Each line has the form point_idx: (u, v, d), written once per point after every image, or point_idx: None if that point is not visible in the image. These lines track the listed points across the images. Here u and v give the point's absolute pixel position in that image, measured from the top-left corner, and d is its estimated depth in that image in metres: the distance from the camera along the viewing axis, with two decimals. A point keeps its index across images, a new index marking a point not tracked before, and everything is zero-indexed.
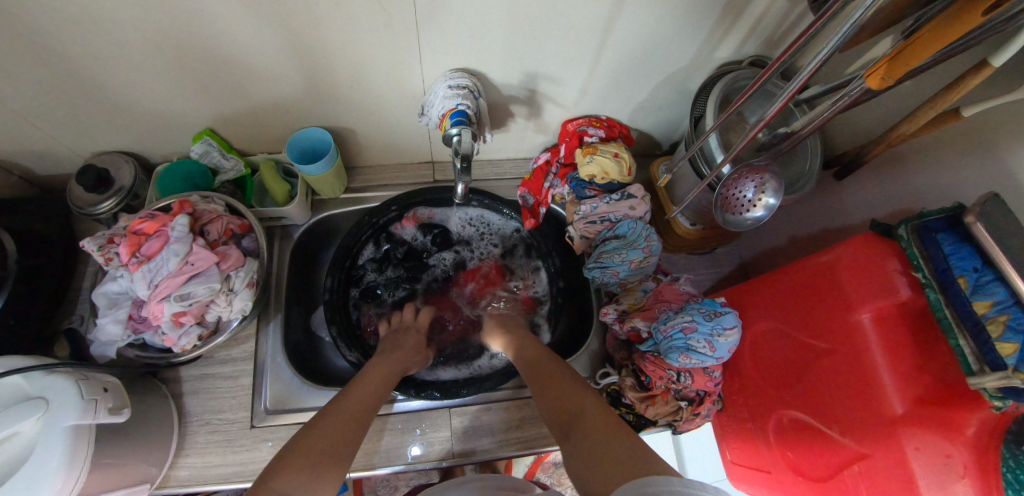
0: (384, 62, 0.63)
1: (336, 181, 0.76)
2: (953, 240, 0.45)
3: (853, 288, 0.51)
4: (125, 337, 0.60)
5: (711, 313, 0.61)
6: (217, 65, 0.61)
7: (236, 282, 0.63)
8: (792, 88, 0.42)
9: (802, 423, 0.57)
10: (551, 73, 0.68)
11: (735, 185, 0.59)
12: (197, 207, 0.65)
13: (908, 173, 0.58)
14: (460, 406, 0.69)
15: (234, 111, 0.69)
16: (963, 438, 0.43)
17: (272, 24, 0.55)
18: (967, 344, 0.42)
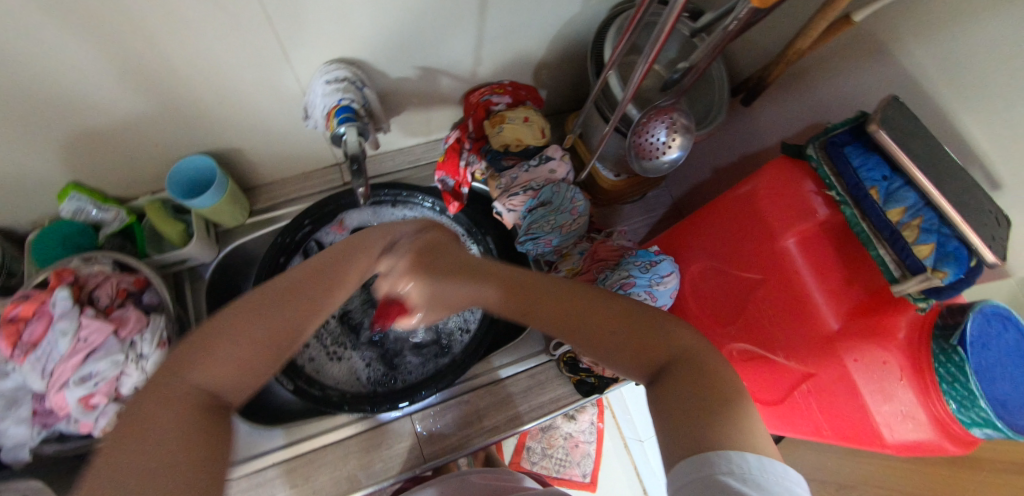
0: (246, 69, 0.56)
1: (235, 207, 0.69)
2: (859, 151, 0.44)
3: (774, 216, 0.51)
4: (35, 435, 0.55)
5: (648, 264, 0.59)
6: (48, 113, 0.52)
7: (143, 347, 0.57)
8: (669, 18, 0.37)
9: (749, 355, 0.57)
10: (438, 46, 0.62)
11: (646, 130, 0.56)
12: (79, 273, 0.58)
13: (810, 83, 0.56)
14: (421, 411, 0.67)
15: (92, 157, 0.61)
16: (895, 342, 0.44)
17: (95, 50, 0.47)
18: (886, 251, 0.42)
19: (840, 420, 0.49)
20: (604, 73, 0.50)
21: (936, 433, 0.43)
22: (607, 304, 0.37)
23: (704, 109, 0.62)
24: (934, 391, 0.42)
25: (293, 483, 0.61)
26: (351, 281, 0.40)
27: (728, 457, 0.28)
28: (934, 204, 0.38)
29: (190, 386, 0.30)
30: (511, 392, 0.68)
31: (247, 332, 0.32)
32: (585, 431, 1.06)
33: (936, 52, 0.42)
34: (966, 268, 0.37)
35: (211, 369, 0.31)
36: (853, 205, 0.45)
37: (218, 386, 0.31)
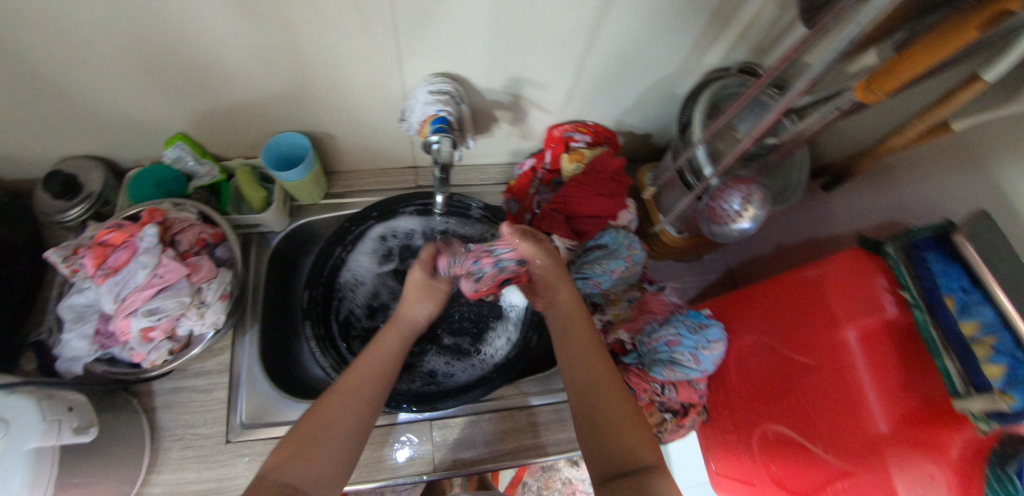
0: (363, 67, 0.61)
1: (314, 187, 0.73)
2: (942, 259, 0.44)
3: (840, 306, 0.51)
4: (92, 353, 0.58)
5: (696, 326, 0.60)
6: (187, 70, 0.58)
7: (208, 294, 0.60)
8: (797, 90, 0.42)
9: (786, 439, 0.56)
10: (535, 78, 0.66)
11: (722, 197, 0.58)
12: (168, 215, 0.62)
13: (898, 184, 0.57)
14: (442, 419, 0.68)
15: (208, 116, 0.67)
16: (945, 456, 0.43)
17: (243, 25, 0.52)
18: (953, 363, 0.42)
19: None
20: (693, 144, 0.57)
21: None
22: (614, 395, 0.48)
23: (781, 187, 0.63)
24: None
25: None
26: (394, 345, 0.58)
27: None
28: (1010, 325, 0.38)
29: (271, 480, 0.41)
30: (534, 421, 0.69)
31: (345, 400, 0.49)
32: (584, 480, 1.04)
33: None
34: None
35: (299, 468, 0.43)
36: (926, 310, 0.44)
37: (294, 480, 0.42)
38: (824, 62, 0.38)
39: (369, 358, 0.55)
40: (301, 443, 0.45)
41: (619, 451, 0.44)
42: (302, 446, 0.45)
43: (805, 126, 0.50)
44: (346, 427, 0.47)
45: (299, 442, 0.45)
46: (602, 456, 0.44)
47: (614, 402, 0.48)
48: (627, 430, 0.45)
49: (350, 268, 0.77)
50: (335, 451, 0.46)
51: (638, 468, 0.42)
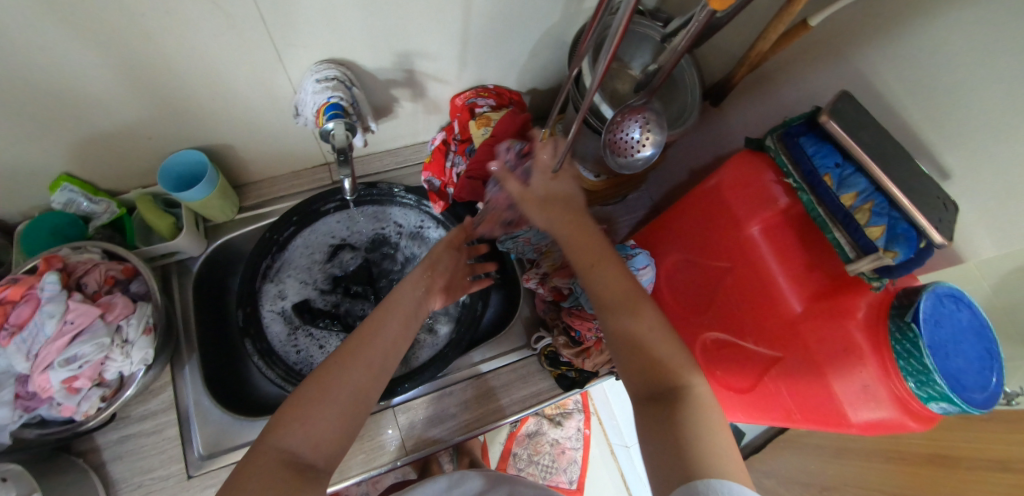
0: (239, 67, 0.59)
1: (225, 203, 0.71)
2: (813, 141, 0.47)
3: (738, 207, 0.54)
4: (17, 418, 0.54)
5: (624, 258, 0.61)
6: (47, 104, 0.54)
7: (130, 331, 0.58)
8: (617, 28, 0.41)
9: (722, 344, 0.59)
10: (424, 49, 0.66)
11: (621, 128, 0.59)
12: (68, 260, 0.59)
13: (777, 85, 0.60)
14: (404, 404, 0.67)
15: (87, 149, 0.63)
16: (855, 321, 0.46)
17: (94, 43, 0.49)
18: (842, 235, 0.45)
19: (805, 399, 0.51)
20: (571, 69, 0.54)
21: (896, 410, 0.43)
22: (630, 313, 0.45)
23: (677, 111, 0.66)
24: (893, 370, 0.43)
25: None
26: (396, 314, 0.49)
27: (711, 484, 0.33)
28: (882, 188, 0.41)
29: (275, 447, 0.39)
30: (492, 386, 0.69)
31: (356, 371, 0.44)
32: (571, 437, 1.07)
33: (885, 49, 0.46)
34: (915, 249, 0.39)
35: (305, 434, 0.40)
36: (810, 192, 0.48)
37: (297, 446, 0.39)
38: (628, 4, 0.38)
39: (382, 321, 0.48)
40: (312, 395, 0.42)
41: (654, 353, 0.43)
42: (307, 410, 0.41)
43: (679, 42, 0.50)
44: (351, 402, 0.43)
45: (309, 394, 0.42)
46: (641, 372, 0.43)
47: (632, 310, 0.46)
48: (657, 334, 0.44)
49: (278, 268, 0.75)
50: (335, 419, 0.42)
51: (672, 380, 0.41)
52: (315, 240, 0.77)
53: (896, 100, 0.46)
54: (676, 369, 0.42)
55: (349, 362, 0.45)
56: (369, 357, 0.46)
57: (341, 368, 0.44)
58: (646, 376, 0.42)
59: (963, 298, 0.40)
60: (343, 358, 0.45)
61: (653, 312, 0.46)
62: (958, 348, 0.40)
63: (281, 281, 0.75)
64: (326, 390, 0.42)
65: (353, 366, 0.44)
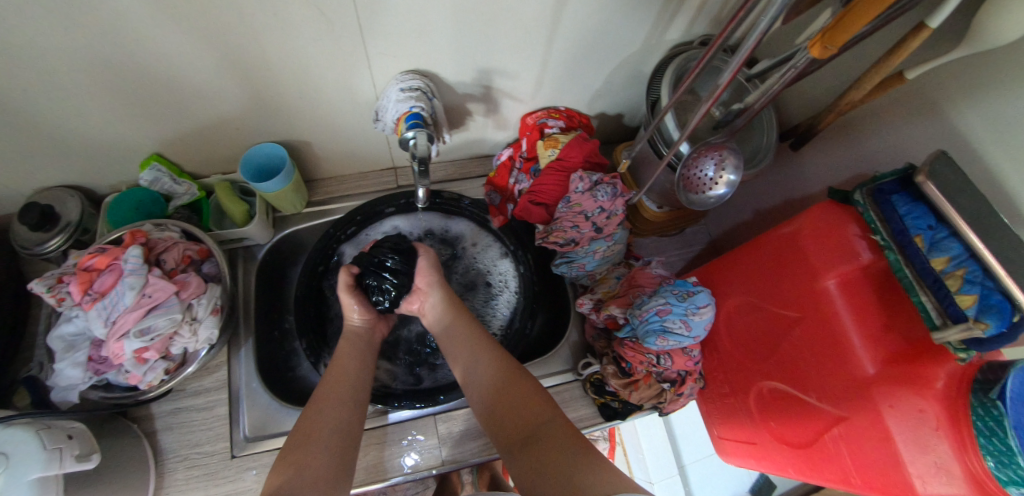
0: (330, 71, 0.61)
1: (295, 196, 0.73)
2: (905, 201, 0.46)
3: (817, 257, 0.52)
4: (86, 380, 0.57)
5: (685, 294, 0.62)
6: (154, 87, 0.58)
7: (200, 310, 0.60)
8: (737, 61, 0.42)
9: (781, 394, 0.58)
10: (505, 68, 0.67)
11: (696, 165, 0.60)
12: (151, 236, 0.62)
13: (862, 137, 0.59)
14: (445, 412, 0.69)
15: (182, 134, 0.67)
16: (933, 391, 0.44)
17: (204, 37, 0.52)
18: (930, 300, 0.43)
19: (868, 463, 0.49)
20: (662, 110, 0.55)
21: (971, 489, 0.42)
22: (509, 395, 0.54)
23: (752, 150, 0.67)
24: (971, 447, 0.42)
25: None
26: (354, 351, 0.62)
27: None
28: (978, 256, 0.40)
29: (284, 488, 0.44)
30: None
31: (325, 407, 0.52)
32: None
33: (997, 113, 0.44)
34: (1009, 322, 0.38)
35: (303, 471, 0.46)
36: (897, 251, 0.46)
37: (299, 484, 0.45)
38: (760, 34, 0.39)
39: (337, 368, 0.58)
40: (300, 444, 0.49)
41: (538, 431, 0.49)
42: (297, 456, 0.47)
43: (771, 84, 0.51)
44: (342, 416, 0.53)
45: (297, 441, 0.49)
46: (517, 431, 0.50)
47: (518, 394, 0.54)
48: (531, 414, 0.51)
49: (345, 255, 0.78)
50: (323, 452, 0.49)
51: (543, 437, 0.48)
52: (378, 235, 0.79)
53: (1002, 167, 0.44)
54: (559, 431, 0.48)
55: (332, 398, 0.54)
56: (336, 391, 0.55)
57: (311, 408, 0.53)
58: (523, 454, 0.47)
59: None
60: (319, 395, 0.54)
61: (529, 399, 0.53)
62: None
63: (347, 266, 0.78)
64: (308, 428, 0.50)
65: (333, 398, 0.54)
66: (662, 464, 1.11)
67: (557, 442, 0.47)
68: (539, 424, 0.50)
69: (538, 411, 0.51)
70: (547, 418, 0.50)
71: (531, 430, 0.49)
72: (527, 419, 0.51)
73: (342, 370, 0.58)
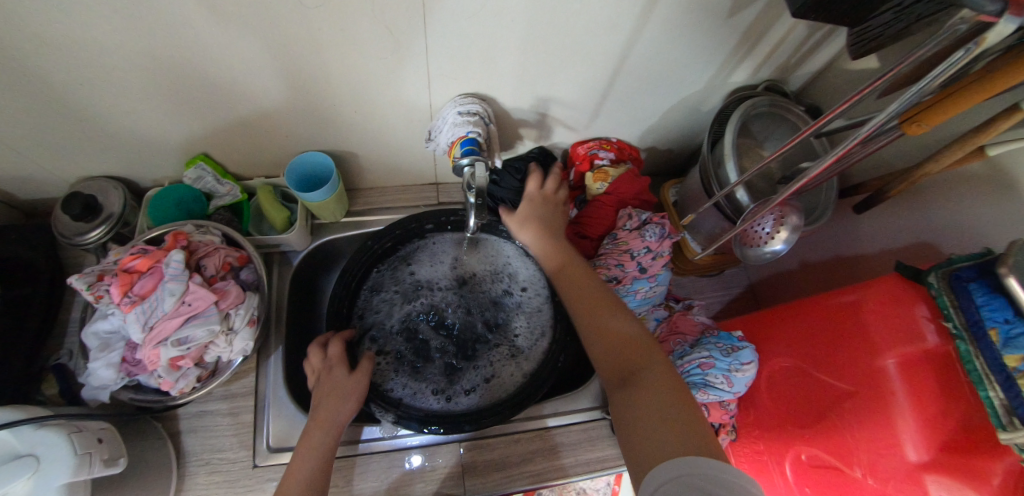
0: (389, 88, 0.60)
1: (337, 206, 0.72)
2: (984, 289, 0.43)
3: (878, 334, 0.51)
4: (118, 381, 0.56)
5: (729, 349, 0.61)
6: (210, 88, 0.57)
7: (236, 321, 0.58)
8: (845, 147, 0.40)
9: (821, 465, 0.56)
10: (564, 97, 0.66)
11: (753, 219, 0.59)
12: (192, 239, 0.61)
13: (930, 206, 0.57)
14: (470, 440, 0.68)
15: (232, 136, 0.66)
16: (988, 487, 0.42)
17: (270, 44, 0.51)
18: (998, 395, 0.41)
19: None
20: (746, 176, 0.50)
21: None
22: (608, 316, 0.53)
23: (809, 205, 0.66)
24: None
25: (336, 483, 0.63)
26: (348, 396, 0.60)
27: (698, 463, 0.38)
28: None
29: None
30: (558, 442, 0.69)
31: (305, 458, 0.52)
32: None
33: None
34: None
35: None
36: (969, 341, 0.44)
37: None
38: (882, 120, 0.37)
39: (326, 408, 0.57)
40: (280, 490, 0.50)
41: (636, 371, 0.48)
42: None
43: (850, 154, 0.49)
44: (316, 470, 0.52)
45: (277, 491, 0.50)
46: (618, 366, 0.50)
47: (619, 326, 0.52)
48: (634, 350, 0.50)
49: (388, 267, 0.77)
50: None
51: (647, 378, 0.47)
52: (422, 251, 0.79)
53: None
54: (663, 379, 0.47)
55: (314, 447, 0.53)
56: (319, 443, 0.54)
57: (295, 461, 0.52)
58: (633, 394, 0.47)
59: None
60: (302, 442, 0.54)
61: (629, 338, 0.51)
62: None
63: (387, 277, 0.78)
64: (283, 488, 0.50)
65: (315, 446, 0.53)
66: None
67: (660, 385, 0.46)
68: (632, 365, 0.49)
69: (637, 344, 0.50)
70: (654, 360, 0.49)
71: (642, 365, 0.48)
72: (634, 351, 0.50)
73: (331, 414, 0.57)
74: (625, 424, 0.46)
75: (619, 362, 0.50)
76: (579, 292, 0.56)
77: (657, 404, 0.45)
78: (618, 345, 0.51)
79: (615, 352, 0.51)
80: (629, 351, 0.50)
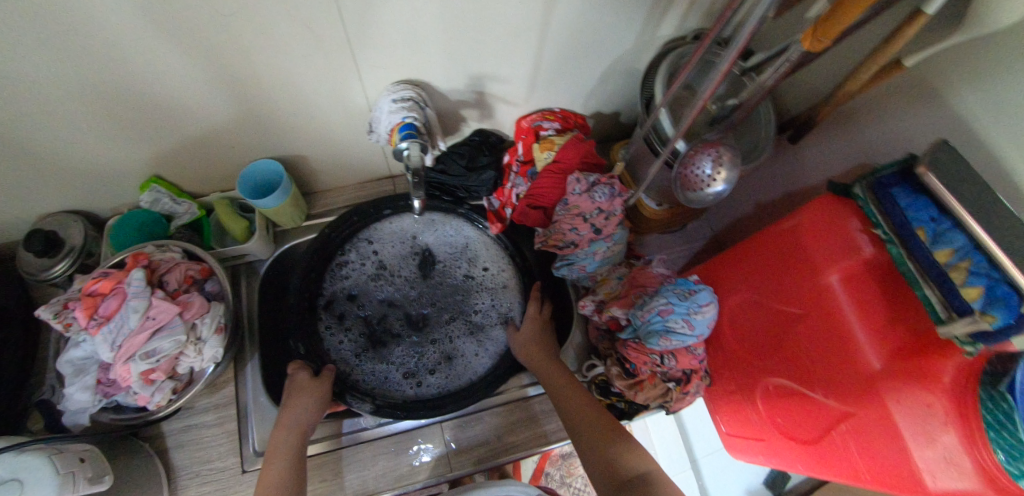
0: (321, 86, 0.61)
1: (294, 211, 0.74)
2: (907, 193, 0.45)
3: (818, 251, 0.52)
4: (96, 403, 0.57)
5: (686, 293, 0.62)
6: (148, 109, 0.58)
7: (203, 330, 0.60)
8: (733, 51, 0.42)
9: (786, 391, 0.57)
10: (496, 73, 0.67)
11: (693, 163, 0.59)
12: (153, 257, 0.62)
13: (860, 127, 0.59)
14: (452, 419, 0.69)
15: (179, 155, 0.67)
16: (941, 387, 0.43)
17: (197, 57, 0.52)
18: (933, 292, 0.42)
19: (877, 459, 0.48)
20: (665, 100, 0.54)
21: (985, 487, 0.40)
22: (597, 423, 0.58)
23: (749, 145, 0.66)
24: (980, 439, 0.40)
25: (324, 478, 0.64)
26: (311, 398, 0.61)
27: None
28: (984, 247, 0.38)
29: None
30: (536, 411, 0.71)
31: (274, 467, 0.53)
32: None
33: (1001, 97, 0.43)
34: (1017, 314, 0.35)
35: None
36: (899, 244, 0.45)
37: None
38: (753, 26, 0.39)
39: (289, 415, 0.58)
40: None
41: (630, 473, 0.52)
42: None
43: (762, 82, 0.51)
44: (293, 474, 0.53)
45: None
46: (608, 469, 0.53)
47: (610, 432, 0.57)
48: (623, 456, 0.54)
49: (353, 254, 0.78)
50: None
51: (644, 483, 0.50)
52: (384, 236, 0.80)
53: None
54: (656, 482, 0.51)
55: (288, 456, 0.54)
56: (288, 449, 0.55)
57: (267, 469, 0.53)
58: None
59: None
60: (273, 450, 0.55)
61: (624, 438, 0.56)
62: None
63: (352, 264, 0.78)
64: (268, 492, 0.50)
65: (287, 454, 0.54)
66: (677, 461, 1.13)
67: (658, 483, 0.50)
68: (624, 468, 0.53)
69: (625, 446, 0.55)
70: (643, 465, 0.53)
71: (628, 471, 0.52)
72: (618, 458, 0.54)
73: (301, 416, 0.58)
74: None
75: (608, 456, 0.54)
76: (568, 399, 0.62)
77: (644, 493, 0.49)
78: (603, 454, 0.55)
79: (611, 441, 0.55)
80: (618, 456, 0.54)
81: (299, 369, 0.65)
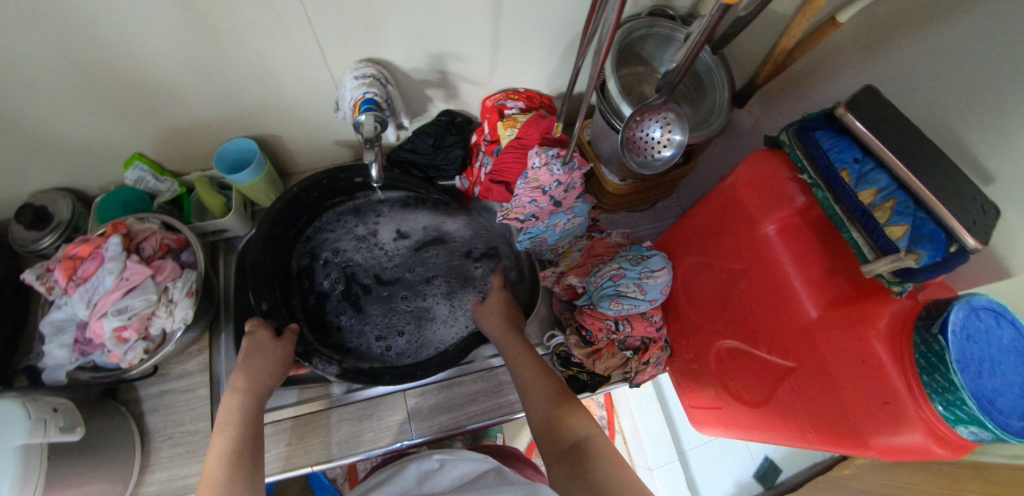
0: (288, 65, 0.65)
1: (269, 189, 0.78)
2: (830, 135, 0.46)
3: (757, 206, 0.52)
4: (74, 360, 0.61)
5: (638, 259, 0.62)
6: (129, 89, 0.62)
7: (175, 293, 0.63)
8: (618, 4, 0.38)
9: (737, 353, 0.57)
10: (456, 52, 0.70)
11: (640, 127, 0.59)
12: (132, 228, 0.66)
13: (806, 91, 0.60)
14: (416, 387, 0.71)
15: (160, 133, 0.72)
16: (875, 331, 0.42)
17: (170, 37, 0.56)
18: (860, 235, 0.42)
19: (820, 415, 0.47)
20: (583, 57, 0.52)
21: (922, 434, 0.39)
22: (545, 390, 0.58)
23: (704, 115, 0.68)
24: (916, 387, 0.39)
25: (290, 442, 0.66)
26: (270, 360, 0.62)
27: None
28: (907, 186, 0.39)
29: None
30: (502, 381, 0.72)
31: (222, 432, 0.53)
32: None
33: (922, 47, 0.44)
34: (942, 252, 0.36)
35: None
36: (825, 188, 0.45)
37: None
38: None
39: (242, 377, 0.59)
40: (213, 457, 0.51)
41: (576, 441, 0.52)
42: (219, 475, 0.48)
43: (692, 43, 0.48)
44: (250, 435, 0.54)
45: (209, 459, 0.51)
46: (554, 437, 0.53)
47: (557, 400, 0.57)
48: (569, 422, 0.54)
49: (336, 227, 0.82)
50: (223, 466, 0.49)
51: (589, 449, 0.50)
52: (364, 213, 0.83)
53: (931, 98, 0.44)
54: (602, 449, 0.50)
55: (239, 419, 0.55)
56: (241, 409, 0.56)
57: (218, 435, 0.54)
58: (566, 464, 0.50)
59: (1002, 313, 0.36)
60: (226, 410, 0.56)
61: (572, 405, 0.56)
62: (995, 369, 0.36)
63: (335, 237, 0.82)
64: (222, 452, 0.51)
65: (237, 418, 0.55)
66: (661, 449, 1.10)
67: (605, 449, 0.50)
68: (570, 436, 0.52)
69: (572, 411, 0.55)
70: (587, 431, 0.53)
71: (575, 436, 0.52)
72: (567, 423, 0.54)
73: (256, 380, 0.59)
74: (559, 468, 0.50)
75: (554, 424, 0.55)
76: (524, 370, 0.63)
77: (582, 457, 0.50)
78: (551, 422, 0.55)
79: (560, 407, 0.56)
80: (565, 420, 0.54)
81: (259, 327, 0.65)
